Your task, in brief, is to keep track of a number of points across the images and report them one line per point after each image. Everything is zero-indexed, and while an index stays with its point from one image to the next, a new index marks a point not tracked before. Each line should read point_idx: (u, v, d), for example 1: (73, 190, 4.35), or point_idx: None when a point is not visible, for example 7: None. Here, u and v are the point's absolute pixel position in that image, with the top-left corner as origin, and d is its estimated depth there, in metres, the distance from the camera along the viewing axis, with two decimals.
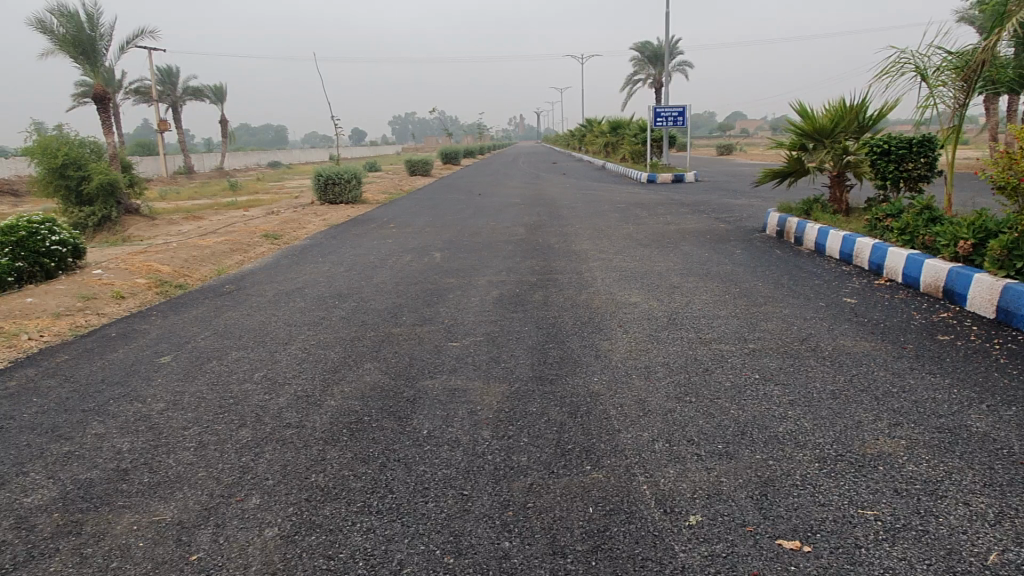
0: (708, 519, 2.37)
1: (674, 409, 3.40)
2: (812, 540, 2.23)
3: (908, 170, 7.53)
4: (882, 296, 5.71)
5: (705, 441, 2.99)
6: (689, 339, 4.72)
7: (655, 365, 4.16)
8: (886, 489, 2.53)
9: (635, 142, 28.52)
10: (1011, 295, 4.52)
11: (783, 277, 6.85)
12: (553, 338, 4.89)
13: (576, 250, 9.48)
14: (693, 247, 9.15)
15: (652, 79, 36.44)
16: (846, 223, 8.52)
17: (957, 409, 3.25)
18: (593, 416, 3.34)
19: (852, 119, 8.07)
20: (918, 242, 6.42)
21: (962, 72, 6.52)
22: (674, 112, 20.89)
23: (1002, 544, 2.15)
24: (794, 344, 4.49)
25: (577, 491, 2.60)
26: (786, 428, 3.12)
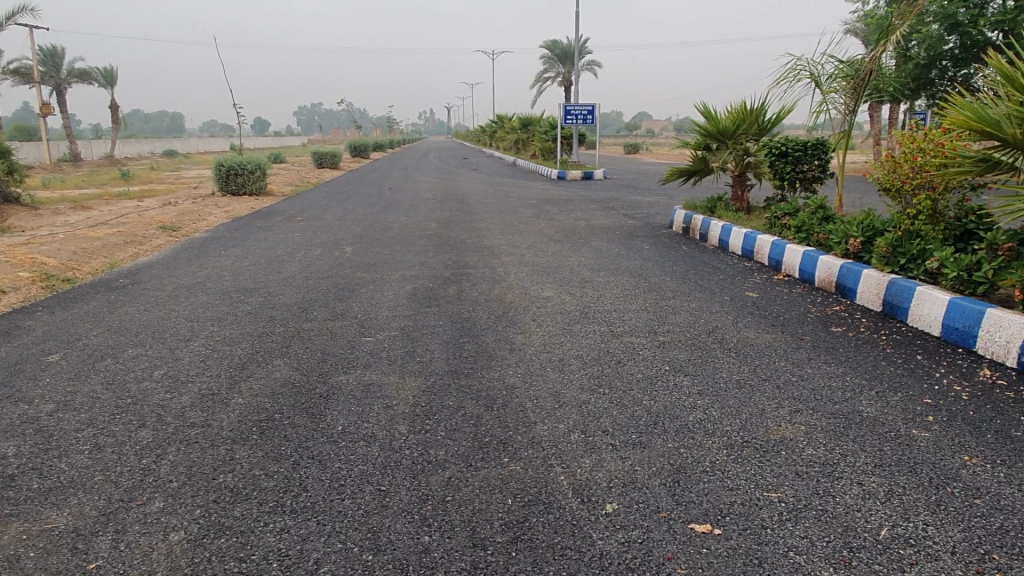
0: (624, 507, 2.40)
1: (588, 401, 3.43)
2: (722, 523, 2.30)
3: (803, 172, 7.93)
4: (781, 290, 5.98)
5: (619, 432, 3.03)
6: (601, 333, 4.79)
7: (569, 358, 4.19)
8: (789, 472, 2.63)
9: (546, 139, 28.80)
10: (895, 289, 4.81)
11: (690, 272, 7.06)
12: (468, 332, 4.85)
13: (489, 245, 9.47)
14: (603, 242, 9.32)
15: (562, 77, 36.97)
16: (747, 221, 8.89)
17: (850, 396, 3.43)
18: (509, 409, 3.32)
19: (753, 121, 8.43)
20: (813, 240, 6.76)
21: (852, 80, 6.92)
22: (585, 110, 21.22)
23: (892, 520, 2.28)
24: (702, 336, 4.63)
25: (495, 483, 2.58)
26: (696, 416, 3.20)
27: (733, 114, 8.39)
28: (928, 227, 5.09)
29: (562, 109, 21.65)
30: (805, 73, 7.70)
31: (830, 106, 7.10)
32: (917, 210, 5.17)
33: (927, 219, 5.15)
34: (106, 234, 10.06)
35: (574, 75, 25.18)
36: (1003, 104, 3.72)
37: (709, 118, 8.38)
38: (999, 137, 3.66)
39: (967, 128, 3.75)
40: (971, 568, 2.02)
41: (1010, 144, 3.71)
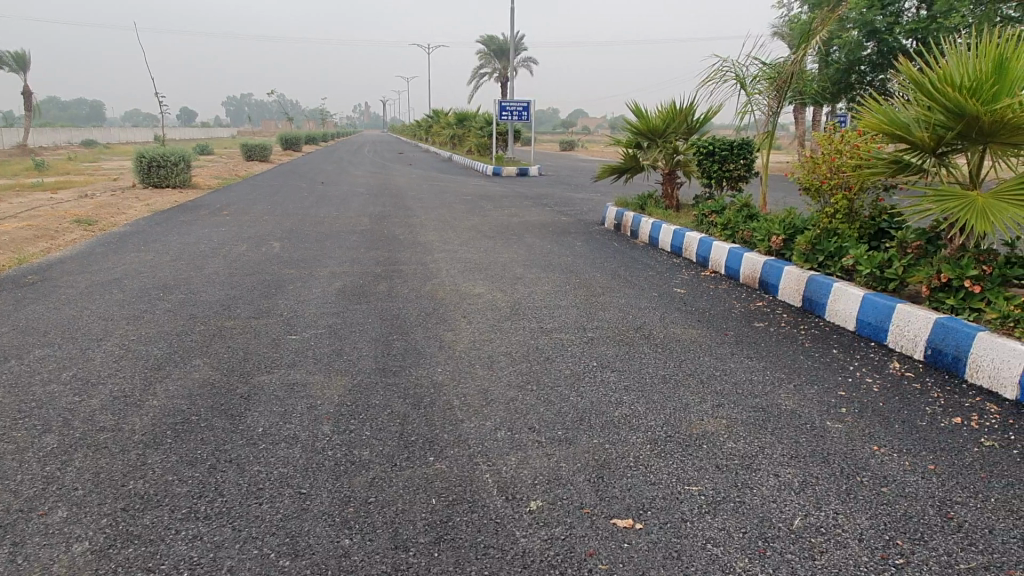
0: (547, 504, 2.32)
1: (516, 398, 3.35)
2: (644, 517, 2.25)
3: (729, 171, 8.07)
4: (708, 286, 6.04)
5: (545, 428, 2.96)
6: (531, 329, 4.72)
7: (498, 355, 4.11)
8: (710, 466, 2.61)
9: (481, 135, 28.66)
10: (815, 285, 4.90)
11: (619, 268, 7.08)
12: (398, 330, 4.70)
13: (423, 241, 9.30)
14: (536, 239, 9.27)
15: (498, 73, 36.90)
16: (676, 218, 8.98)
17: (770, 390, 3.45)
18: (436, 407, 3.21)
19: (682, 121, 8.51)
20: (738, 237, 6.86)
21: (775, 82, 7.02)
22: (521, 106, 21.11)
23: (806, 510, 2.28)
24: (630, 333, 4.61)
25: (418, 483, 2.46)
26: (622, 412, 3.16)
27: (663, 113, 8.45)
28: (844, 225, 5.20)
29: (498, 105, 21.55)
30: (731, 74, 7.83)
31: (754, 107, 7.22)
32: (834, 209, 5.27)
33: (844, 218, 5.25)
34: (16, 228, 9.44)
35: (510, 71, 25.11)
36: (912, 108, 3.79)
37: (640, 116, 8.42)
38: (908, 139, 3.73)
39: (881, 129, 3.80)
40: (878, 555, 2.04)
41: (918, 146, 3.78)
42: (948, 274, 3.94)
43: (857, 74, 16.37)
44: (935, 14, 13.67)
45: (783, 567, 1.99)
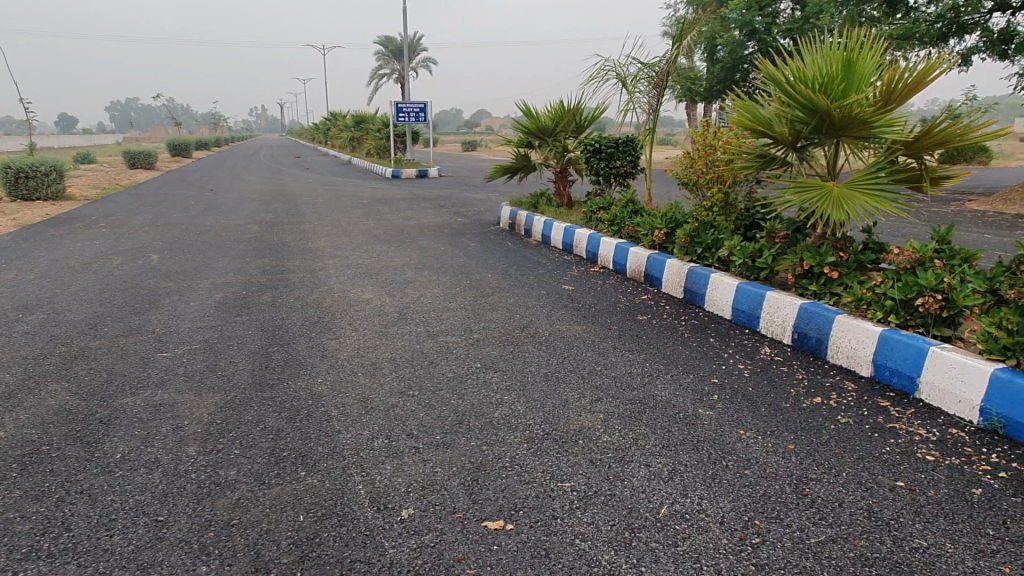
0: (420, 511, 2.29)
1: (396, 404, 3.25)
2: (514, 517, 2.27)
3: (616, 167, 8.15)
4: (596, 282, 6.07)
5: (423, 433, 2.91)
6: (418, 333, 4.53)
7: (381, 361, 3.92)
8: (585, 461, 2.66)
9: (377, 137, 27.89)
10: (694, 277, 5.07)
11: (511, 267, 6.97)
12: (279, 341, 4.39)
13: (314, 247, 8.85)
14: (430, 240, 9.03)
15: (394, 74, 36.18)
16: (568, 215, 8.92)
17: (647, 381, 3.53)
18: (313, 419, 3.07)
19: (571, 119, 8.38)
20: (624, 232, 6.86)
21: (653, 81, 7.25)
22: (416, 108, 20.46)
23: (672, 498, 2.38)
24: (516, 332, 4.53)
25: (287, 501, 2.36)
26: (502, 412, 3.14)
27: (551, 111, 8.29)
28: (721, 218, 5.34)
29: (392, 107, 20.89)
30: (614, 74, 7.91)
31: (636, 105, 7.36)
32: (712, 202, 5.39)
33: (721, 210, 5.37)
34: None
35: (406, 73, 24.59)
36: (772, 106, 4.09)
37: (528, 115, 8.24)
38: (770, 134, 4.03)
39: (746, 126, 4.06)
40: (737, 536, 2.16)
41: (780, 141, 4.09)
42: (809, 262, 4.18)
43: (740, 71, 16.77)
44: (808, 15, 14.19)
45: (646, 556, 2.06)
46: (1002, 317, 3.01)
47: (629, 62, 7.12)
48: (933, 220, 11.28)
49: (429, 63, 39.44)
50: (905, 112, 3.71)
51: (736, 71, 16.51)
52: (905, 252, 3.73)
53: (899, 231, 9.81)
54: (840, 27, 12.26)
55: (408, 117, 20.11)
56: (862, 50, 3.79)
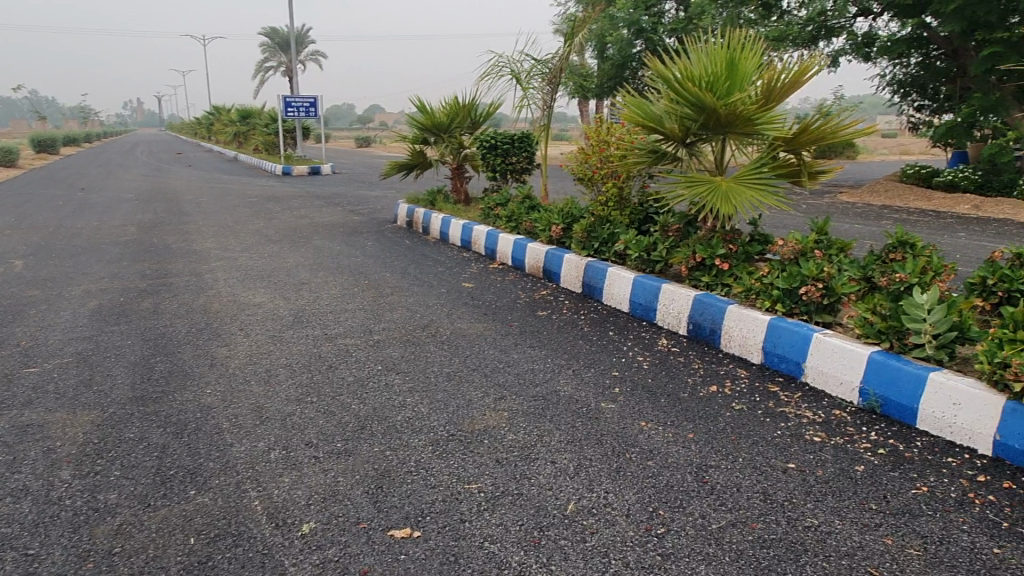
0: (321, 525, 2.10)
1: (293, 412, 2.95)
2: (422, 524, 2.12)
3: (512, 163, 8.00)
4: (496, 278, 5.90)
5: (322, 442, 2.66)
6: (314, 336, 4.19)
7: (275, 367, 3.57)
8: (490, 461, 2.51)
9: (266, 131, 26.61)
10: (591, 271, 4.98)
11: (411, 265, 6.69)
12: (162, 350, 3.96)
13: (198, 248, 8.22)
14: (325, 239, 8.58)
15: (282, 68, 34.71)
16: (465, 212, 8.70)
17: (550, 377, 3.38)
18: (203, 433, 2.75)
19: (466, 115, 8.15)
20: (522, 228, 6.70)
21: (547, 77, 7.13)
22: (306, 103, 19.58)
23: (578, 493, 2.29)
24: (417, 332, 4.27)
25: (175, 523, 2.11)
26: (405, 415, 2.92)
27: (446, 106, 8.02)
28: (615, 212, 5.21)
29: (279, 101, 19.94)
30: (507, 70, 7.75)
31: (530, 102, 7.21)
32: (607, 197, 5.24)
33: (616, 205, 5.24)
34: None
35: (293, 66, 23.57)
36: (662, 103, 4.07)
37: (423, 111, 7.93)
38: (661, 131, 4.00)
39: (638, 123, 4.01)
40: (642, 527, 2.10)
41: (671, 138, 4.06)
42: (702, 254, 4.17)
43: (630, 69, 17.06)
44: (692, 16, 14.58)
45: (556, 554, 1.97)
46: (876, 304, 3.11)
47: (522, 57, 6.97)
48: (812, 211, 11.84)
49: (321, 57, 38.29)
50: (784, 110, 3.83)
51: (625, 68, 16.73)
52: (788, 244, 3.80)
53: (781, 223, 10.21)
54: (721, 27, 12.64)
55: (298, 112, 19.24)
56: (744, 51, 3.86)
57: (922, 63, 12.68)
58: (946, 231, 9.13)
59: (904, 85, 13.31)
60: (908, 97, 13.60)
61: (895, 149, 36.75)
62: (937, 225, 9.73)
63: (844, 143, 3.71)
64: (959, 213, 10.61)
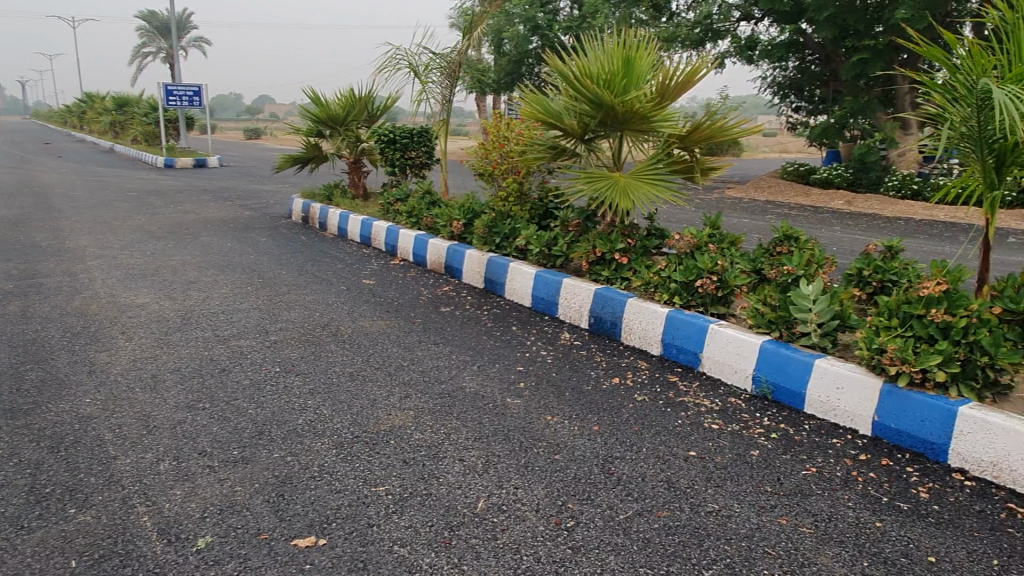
0: (219, 538, 1.95)
1: (183, 420, 2.70)
2: (328, 531, 2.00)
3: (411, 158, 7.80)
4: (397, 274, 5.69)
5: (217, 450, 2.45)
6: (205, 339, 3.86)
7: (162, 373, 3.26)
8: (398, 462, 2.39)
9: (144, 122, 24.93)
10: (493, 266, 4.86)
11: (308, 262, 6.36)
12: (31, 357, 3.54)
13: (72, 246, 7.54)
14: (213, 236, 8.06)
15: (161, 55, 32.61)
16: (363, 207, 8.37)
17: (455, 373, 3.25)
18: (81, 446, 2.47)
19: (363, 108, 7.81)
20: (422, 224, 6.48)
21: (445, 71, 6.98)
22: (190, 91, 18.44)
23: (488, 490, 2.21)
24: (316, 331, 4.03)
25: (53, 546, 1.90)
26: (305, 418, 2.73)
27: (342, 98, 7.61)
28: (516, 208, 5.13)
29: (159, 90, 18.71)
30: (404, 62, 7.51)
31: (429, 96, 7.02)
32: (507, 192, 5.13)
33: (516, 200, 5.14)
34: None
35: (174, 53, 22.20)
36: (561, 98, 4.01)
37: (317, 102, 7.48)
38: (560, 127, 3.97)
39: (537, 119, 3.96)
40: (552, 521, 2.05)
41: (570, 134, 4.04)
42: (602, 249, 4.13)
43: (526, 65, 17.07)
44: (586, 14, 14.76)
45: (467, 553, 1.90)
46: (765, 295, 3.18)
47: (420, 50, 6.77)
48: (704, 206, 12.23)
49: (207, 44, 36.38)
50: (677, 108, 3.87)
51: (522, 65, 16.76)
52: (684, 237, 3.78)
53: (676, 218, 10.48)
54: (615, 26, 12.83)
55: (181, 102, 18.10)
56: (638, 49, 3.88)
57: (799, 67, 13.38)
58: (825, 225, 9.66)
59: (784, 87, 14.00)
60: (786, 99, 14.34)
61: (774, 149, 38.77)
62: (816, 219, 10.28)
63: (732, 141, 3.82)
64: (834, 208, 11.26)
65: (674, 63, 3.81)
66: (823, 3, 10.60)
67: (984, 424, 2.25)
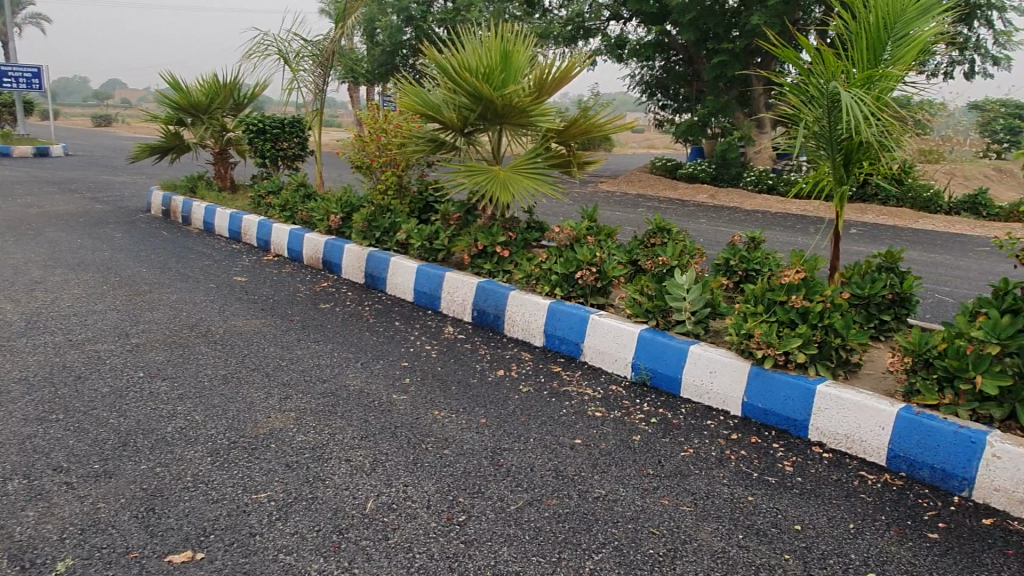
0: (81, 561, 1.75)
1: (34, 434, 2.41)
2: (205, 543, 1.84)
3: (283, 149, 7.32)
4: (269, 270, 5.40)
5: (74, 465, 2.21)
6: (55, 344, 3.49)
7: (5, 383, 2.90)
8: (279, 466, 2.24)
9: None
10: (373, 261, 4.68)
11: (171, 258, 5.92)
12: None
13: None
14: (61, 231, 7.33)
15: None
16: (232, 201, 7.83)
17: (338, 372, 3.11)
18: None
19: (228, 95, 7.29)
20: (296, 218, 6.19)
21: (318, 60, 6.61)
22: (27, 73, 16.71)
23: (377, 490, 2.11)
24: (184, 332, 3.74)
25: None
26: (175, 425, 2.51)
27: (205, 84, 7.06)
28: (395, 201, 4.95)
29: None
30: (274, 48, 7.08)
31: (300, 85, 6.61)
32: (386, 185, 4.98)
33: (394, 193, 5.00)
34: None
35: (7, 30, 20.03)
36: (439, 91, 3.92)
37: (176, 88, 6.94)
38: (439, 120, 3.86)
39: (416, 111, 3.84)
40: (444, 517, 1.99)
41: (449, 127, 3.94)
42: (483, 242, 4.10)
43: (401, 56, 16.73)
44: (461, 7, 14.68)
45: (358, 556, 1.80)
46: (642, 285, 3.24)
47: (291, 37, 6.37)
48: (581, 199, 12.49)
49: (46, 21, 33.18)
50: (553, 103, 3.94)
51: (396, 56, 16.34)
52: (563, 230, 3.77)
53: (555, 211, 10.62)
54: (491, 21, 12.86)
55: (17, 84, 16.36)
56: (514, 44, 3.88)
57: (665, 67, 13.93)
58: (692, 217, 10.12)
59: (652, 86, 14.53)
60: (653, 97, 14.87)
61: (643, 145, 40.25)
62: (683, 212, 10.76)
63: (606, 137, 3.97)
64: (700, 201, 11.83)
65: (549, 60, 3.84)
66: (687, 6, 11.11)
67: (838, 400, 2.39)
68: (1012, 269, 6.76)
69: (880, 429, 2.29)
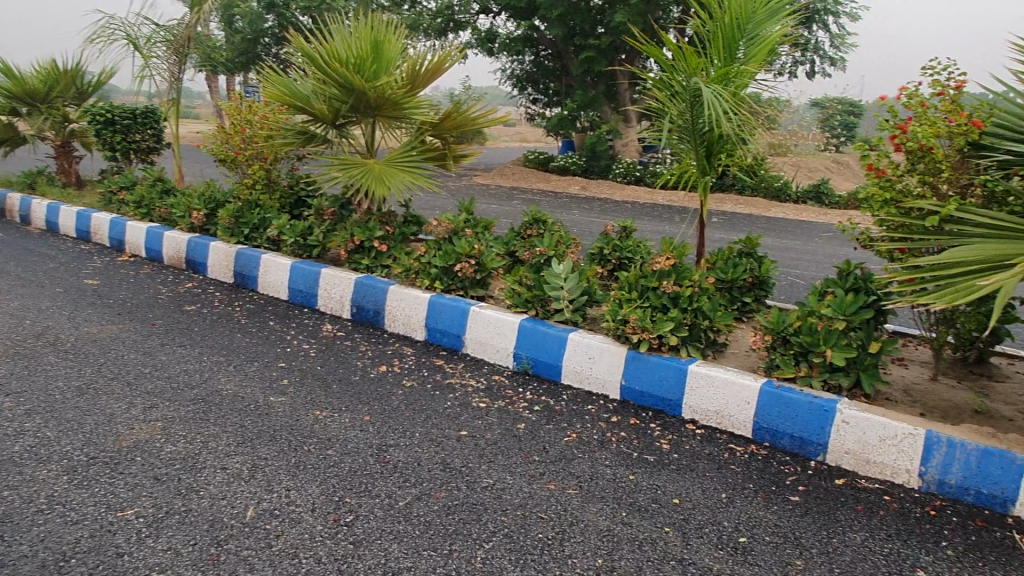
0: None
1: None
2: (65, 569, 1.67)
3: (135, 141, 6.79)
4: (124, 272, 5.00)
5: None
6: None
7: None
8: (146, 480, 2.08)
9: None
10: (242, 259, 4.44)
11: (7, 262, 5.34)
12: None
13: None
14: None
15: None
16: (77, 197, 7.16)
17: (208, 376, 2.93)
18: None
19: (69, 83, 6.61)
20: (153, 215, 5.75)
21: (172, 46, 6.14)
22: None
23: (257, 497, 2.00)
24: (27, 341, 3.39)
25: None
26: (21, 444, 2.27)
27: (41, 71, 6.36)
28: (264, 196, 4.65)
29: None
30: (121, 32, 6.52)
31: (153, 73, 6.12)
32: (252, 178, 4.62)
33: (262, 187, 4.66)
34: None
35: None
36: (306, 81, 3.76)
37: (6, 75, 6.20)
38: (309, 111, 3.70)
39: (283, 102, 3.66)
40: (330, 519, 1.91)
41: (319, 118, 3.79)
42: (359, 237, 3.98)
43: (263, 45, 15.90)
44: None
45: (239, 567, 1.70)
46: (520, 275, 3.24)
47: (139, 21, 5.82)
48: (456, 193, 12.45)
49: None
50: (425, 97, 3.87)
51: (257, 45, 15.48)
52: (440, 223, 3.73)
53: (432, 205, 10.52)
54: None
55: None
56: (385, 34, 3.80)
57: (535, 61, 14.12)
58: (566, 209, 10.35)
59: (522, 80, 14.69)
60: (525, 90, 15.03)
61: (515, 138, 40.68)
62: (557, 203, 10.98)
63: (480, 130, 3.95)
64: (572, 193, 12.11)
65: (420, 51, 3.78)
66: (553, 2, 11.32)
67: (708, 378, 2.51)
68: (852, 250, 7.39)
69: (745, 403, 2.43)
